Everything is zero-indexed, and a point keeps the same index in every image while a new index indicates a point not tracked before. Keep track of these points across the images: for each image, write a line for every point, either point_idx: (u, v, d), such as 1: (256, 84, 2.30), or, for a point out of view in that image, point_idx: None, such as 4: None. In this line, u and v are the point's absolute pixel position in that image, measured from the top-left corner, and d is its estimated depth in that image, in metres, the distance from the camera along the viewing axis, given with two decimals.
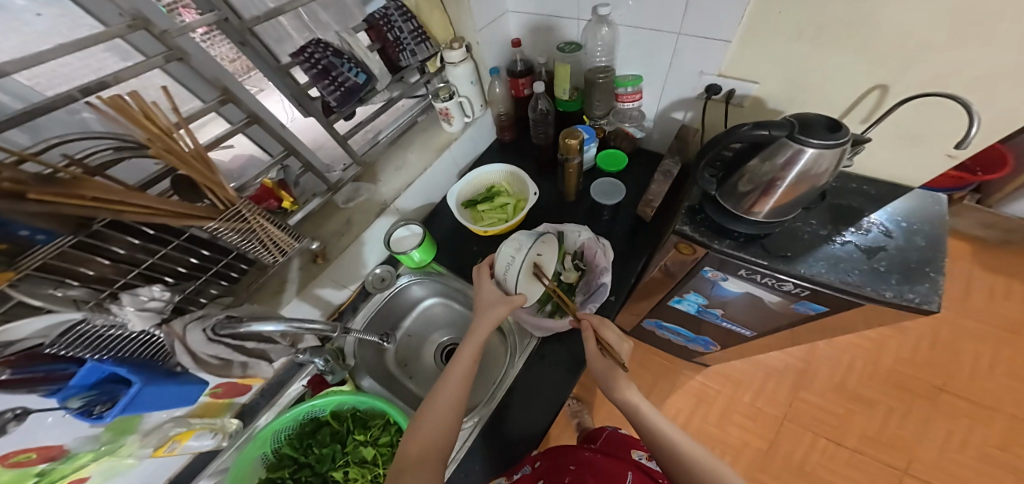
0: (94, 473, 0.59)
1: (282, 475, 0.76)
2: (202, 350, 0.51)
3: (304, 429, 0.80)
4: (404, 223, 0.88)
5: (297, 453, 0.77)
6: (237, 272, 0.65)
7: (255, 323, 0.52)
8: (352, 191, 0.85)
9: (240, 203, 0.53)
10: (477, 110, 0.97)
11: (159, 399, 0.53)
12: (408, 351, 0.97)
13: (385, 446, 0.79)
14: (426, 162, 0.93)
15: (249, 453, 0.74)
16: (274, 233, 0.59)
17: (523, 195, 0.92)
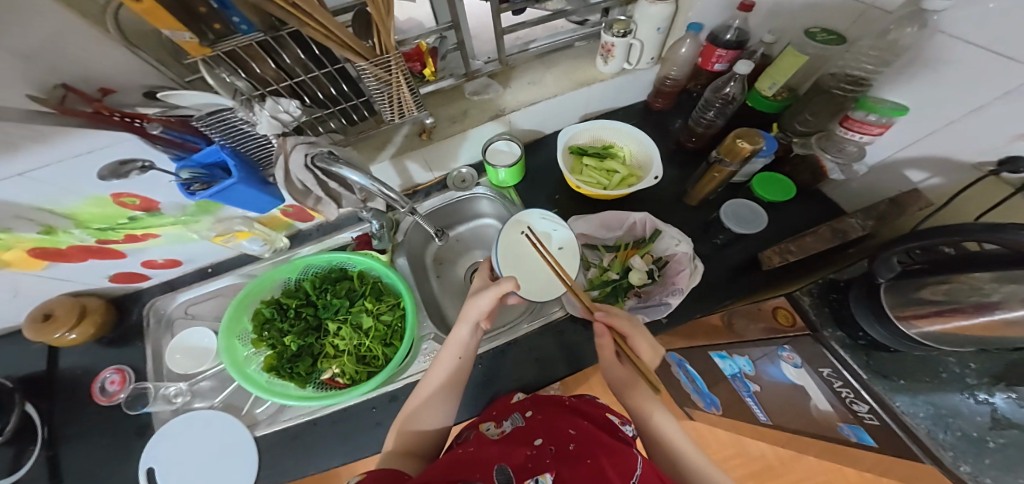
0: (163, 234, 0.65)
1: (290, 303, 0.76)
2: (294, 175, 0.55)
3: (330, 273, 0.81)
4: (509, 137, 0.80)
5: (313, 292, 0.78)
6: (357, 116, 0.68)
7: (346, 167, 0.56)
8: (483, 85, 0.80)
9: (392, 54, 0.51)
10: (645, 61, 0.78)
11: (248, 200, 0.58)
12: (448, 255, 0.95)
13: (384, 325, 0.78)
14: (559, 90, 0.78)
15: (285, 269, 0.79)
16: (405, 95, 0.61)
17: (639, 172, 0.75)
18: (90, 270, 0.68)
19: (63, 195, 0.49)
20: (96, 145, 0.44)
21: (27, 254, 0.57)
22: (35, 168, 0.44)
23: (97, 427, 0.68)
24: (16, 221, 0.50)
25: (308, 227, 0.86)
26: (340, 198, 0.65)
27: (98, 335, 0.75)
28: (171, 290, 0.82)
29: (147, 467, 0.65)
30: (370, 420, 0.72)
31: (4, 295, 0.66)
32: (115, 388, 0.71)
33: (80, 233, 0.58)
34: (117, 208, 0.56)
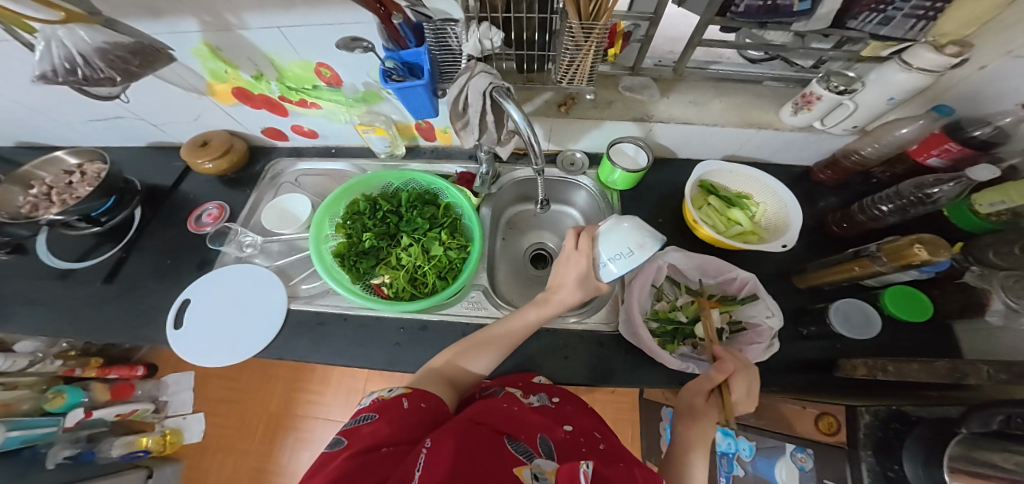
0: (323, 107, 0.73)
1: (380, 205, 0.76)
2: (462, 95, 0.53)
3: (422, 194, 0.80)
4: (640, 144, 0.67)
5: (402, 205, 0.78)
6: (530, 68, 0.62)
7: (514, 105, 0.50)
8: (640, 85, 0.67)
9: (603, 23, 0.42)
10: (839, 128, 0.61)
11: (422, 104, 0.58)
12: (522, 223, 0.93)
13: (447, 259, 0.76)
14: (720, 123, 0.63)
15: (390, 174, 0.80)
16: (586, 66, 0.51)
17: (764, 234, 0.65)
18: (256, 119, 0.77)
19: (289, 54, 0.61)
20: (342, 25, 0.53)
21: (230, 91, 0.70)
22: (289, 29, 0.55)
23: (165, 245, 0.74)
24: (246, 61, 0.63)
25: (424, 146, 0.86)
26: (481, 135, 0.59)
27: (226, 173, 0.80)
28: (293, 157, 0.85)
29: (184, 297, 0.68)
30: (392, 338, 0.70)
31: (188, 115, 0.76)
32: (208, 220, 0.75)
33: (273, 85, 0.68)
34: (312, 74, 0.65)
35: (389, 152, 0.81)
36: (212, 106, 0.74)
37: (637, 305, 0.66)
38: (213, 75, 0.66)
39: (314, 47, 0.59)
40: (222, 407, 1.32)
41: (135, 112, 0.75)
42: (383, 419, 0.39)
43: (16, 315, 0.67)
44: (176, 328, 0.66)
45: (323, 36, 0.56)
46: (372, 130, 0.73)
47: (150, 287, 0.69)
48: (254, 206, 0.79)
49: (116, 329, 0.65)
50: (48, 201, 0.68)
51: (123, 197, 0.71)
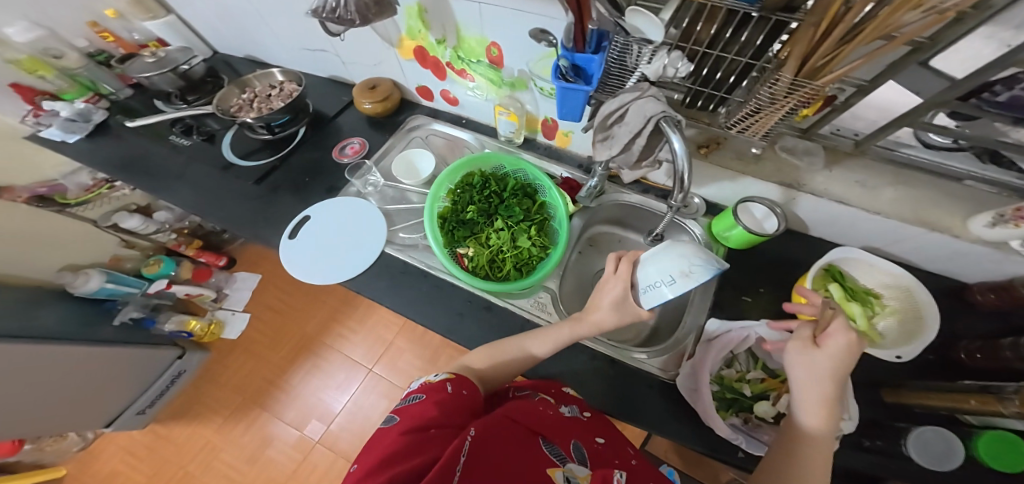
0: (474, 81, 0.82)
1: (488, 184, 0.81)
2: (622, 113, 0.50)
3: (525, 186, 0.83)
4: (772, 209, 0.66)
5: (505, 190, 0.82)
6: (701, 105, 0.56)
7: (678, 136, 0.45)
8: (805, 150, 0.66)
9: (820, 84, 0.36)
10: None
11: (576, 108, 0.59)
12: (603, 241, 0.92)
13: (528, 254, 0.77)
14: (885, 213, 0.60)
15: (505, 158, 0.83)
16: (768, 120, 0.47)
17: (878, 339, 0.61)
18: (419, 76, 0.89)
19: (474, 28, 0.70)
20: (531, 18, 0.61)
21: (413, 49, 0.82)
22: (487, 7, 0.64)
23: (303, 167, 0.87)
24: (440, 27, 0.73)
25: (541, 142, 0.90)
26: (620, 157, 0.55)
27: (375, 116, 0.95)
28: (429, 116, 0.96)
29: (306, 213, 0.80)
30: (457, 306, 0.72)
31: (371, 62, 0.91)
32: (348, 152, 0.89)
33: (448, 51, 0.78)
34: (481, 48, 0.74)
35: (508, 138, 0.88)
36: (391, 56, 0.87)
37: (712, 362, 0.63)
38: (409, 32, 0.78)
39: (499, 27, 0.67)
40: (266, 315, 1.42)
41: (338, 50, 0.92)
42: (428, 400, 0.40)
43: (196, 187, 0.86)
44: (291, 239, 0.77)
45: (511, 21, 0.64)
46: (507, 113, 0.81)
47: (285, 198, 0.82)
48: (388, 152, 0.89)
49: (252, 221, 0.79)
50: (251, 108, 0.90)
51: (295, 117, 0.89)
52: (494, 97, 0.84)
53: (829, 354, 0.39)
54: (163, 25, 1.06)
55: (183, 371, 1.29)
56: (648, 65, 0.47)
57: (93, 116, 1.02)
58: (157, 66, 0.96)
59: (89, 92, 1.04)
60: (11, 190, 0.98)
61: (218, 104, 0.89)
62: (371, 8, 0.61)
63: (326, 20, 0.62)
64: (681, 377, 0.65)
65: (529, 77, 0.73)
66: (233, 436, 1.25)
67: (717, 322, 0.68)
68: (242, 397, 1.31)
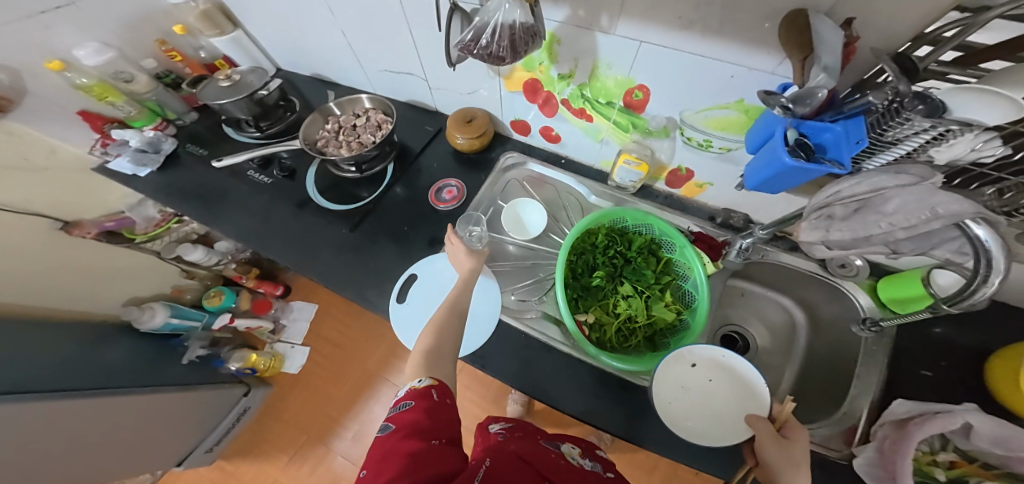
0: (596, 123, 0.70)
1: (613, 242, 0.73)
2: (888, 197, 0.37)
3: (650, 243, 0.75)
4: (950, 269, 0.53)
5: (630, 248, 0.73)
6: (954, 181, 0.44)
7: (990, 231, 0.33)
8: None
9: None
10: None
11: (782, 183, 0.45)
12: (726, 300, 0.79)
13: (663, 324, 0.69)
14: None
15: (630, 213, 0.73)
16: None
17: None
18: (522, 110, 0.74)
19: (621, 67, 0.58)
20: (719, 60, 0.48)
21: (524, 80, 0.67)
22: (655, 46, 0.51)
23: (396, 212, 0.72)
24: (573, 58, 0.59)
25: (659, 188, 0.78)
26: (850, 243, 0.42)
27: (467, 151, 0.79)
28: (522, 150, 0.83)
29: (412, 271, 0.67)
30: (589, 386, 0.63)
31: (464, 89, 0.75)
32: (446, 197, 0.74)
33: (570, 88, 0.65)
34: (621, 91, 0.62)
35: (626, 186, 0.76)
36: (489, 89, 0.73)
37: (923, 438, 0.49)
38: (526, 62, 0.64)
39: (660, 68, 0.54)
40: (325, 349, 1.37)
41: (426, 73, 0.75)
42: (417, 409, 0.40)
43: (271, 230, 0.71)
44: (400, 302, 0.65)
45: (683, 64, 0.51)
46: (634, 162, 0.69)
47: (381, 247, 0.69)
48: (489, 195, 0.77)
49: (348, 280, 0.66)
50: (337, 142, 0.74)
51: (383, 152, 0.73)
52: (615, 140, 0.71)
53: (802, 447, 0.45)
54: (229, 41, 0.94)
55: (248, 407, 1.24)
56: (933, 147, 0.35)
57: (162, 145, 0.92)
58: (232, 92, 0.82)
59: (158, 118, 0.95)
60: (81, 225, 0.93)
61: (303, 139, 0.73)
62: (525, 39, 0.47)
63: (474, 56, 0.50)
64: (861, 460, 0.53)
65: (679, 125, 0.62)
66: (299, 476, 1.20)
67: (908, 404, 0.54)
68: (305, 432, 1.26)
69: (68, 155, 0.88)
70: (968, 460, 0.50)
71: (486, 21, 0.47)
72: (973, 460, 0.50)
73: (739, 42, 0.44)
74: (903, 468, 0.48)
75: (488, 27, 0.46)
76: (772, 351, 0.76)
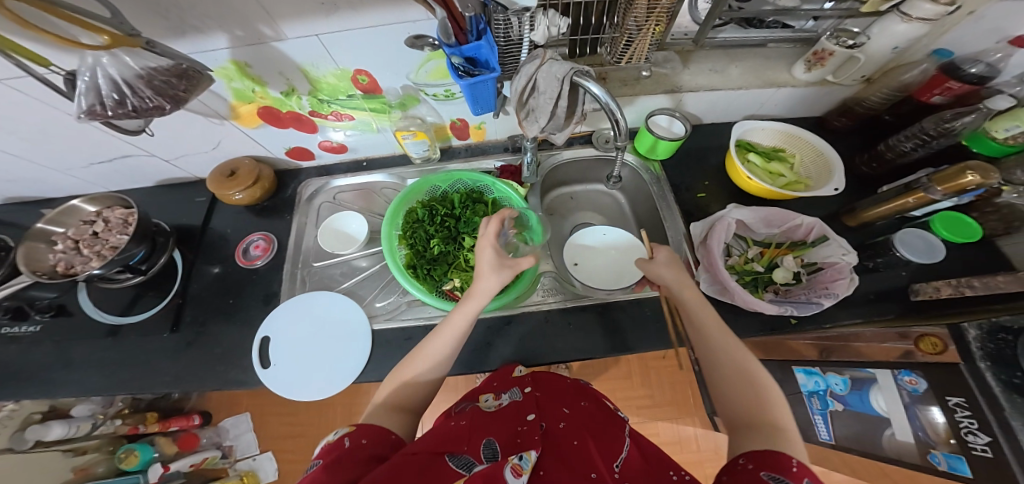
0: (355, 118, 0.71)
1: (436, 209, 0.77)
2: (537, 79, 0.49)
3: (470, 194, 0.80)
4: (674, 114, 0.66)
5: (455, 207, 0.77)
6: (581, 52, 0.59)
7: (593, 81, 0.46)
8: (663, 59, 0.65)
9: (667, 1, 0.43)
10: (849, 80, 0.63)
11: (487, 95, 0.56)
12: (560, 208, 0.88)
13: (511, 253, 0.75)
14: (745, 86, 0.63)
15: (439, 180, 0.79)
16: (643, 44, 0.53)
17: (810, 182, 0.64)
18: (285, 140, 0.73)
19: (325, 63, 0.59)
20: (374, 22, 0.53)
21: (257, 111, 0.65)
22: (329, 34, 0.54)
23: (218, 290, 0.72)
24: (276, 74, 0.59)
25: (456, 145, 0.85)
26: (552, 120, 0.53)
27: (258, 201, 0.76)
28: (321, 174, 0.83)
29: (263, 334, 0.69)
30: (463, 342, 0.68)
31: (205, 145, 0.70)
32: (257, 253, 0.74)
33: (305, 99, 0.65)
34: (346, 83, 0.64)
35: (426, 156, 0.80)
36: (228, 130, 0.68)
37: (718, 246, 0.60)
38: (237, 96, 0.61)
39: (348, 46, 0.56)
40: (284, 442, 1.31)
41: (146, 148, 0.68)
42: (317, 469, 0.31)
43: (92, 375, 0.65)
44: (266, 368, 0.67)
45: (355, 35, 0.54)
46: (411, 134, 0.72)
47: (219, 330, 0.69)
48: (302, 229, 0.77)
49: (199, 375, 0.65)
50: (83, 256, 0.63)
51: (163, 242, 0.68)
52: (387, 124, 0.74)
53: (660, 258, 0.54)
54: None
55: None
56: (530, 33, 0.49)
57: None
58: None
59: None
60: None
61: (31, 271, 0.58)
62: (167, 79, 0.42)
63: (115, 117, 0.42)
64: (703, 284, 0.61)
65: (418, 89, 0.67)
66: None
67: (701, 223, 0.65)
68: None
69: None
70: (769, 245, 0.64)
71: (94, 74, 0.39)
72: (772, 246, 0.64)
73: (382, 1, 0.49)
74: (721, 271, 0.58)
75: (100, 80, 0.39)
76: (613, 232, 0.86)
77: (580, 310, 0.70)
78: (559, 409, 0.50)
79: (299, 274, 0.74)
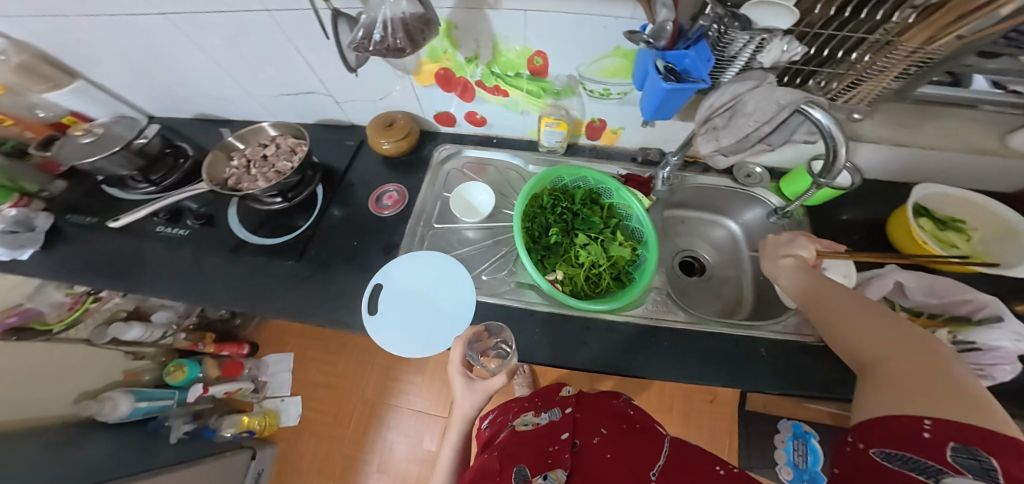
0: (509, 97, 0.74)
1: (558, 200, 0.78)
2: (744, 97, 0.45)
3: (590, 193, 0.81)
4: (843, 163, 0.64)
5: (575, 202, 0.78)
6: (788, 82, 0.59)
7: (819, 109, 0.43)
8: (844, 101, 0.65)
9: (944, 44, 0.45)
10: None
11: (672, 105, 0.52)
12: (672, 229, 0.87)
13: (622, 260, 0.75)
14: (942, 147, 0.64)
15: (568, 172, 0.79)
16: (880, 83, 0.56)
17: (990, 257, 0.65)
18: (440, 101, 0.78)
19: (514, 39, 0.62)
20: (583, 9, 0.53)
21: (436, 71, 0.70)
22: (536, 12, 0.56)
23: (347, 229, 0.75)
24: (472, 34, 0.62)
25: (584, 144, 0.85)
26: (738, 146, 0.48)
27: (397, 155, 0.84)
28: (453, 141, 0.88)
29: (376, 282, 0.70)
30: (578, 337, 0.68)
31: (375, 95, 0.78)
32: (388, 203, 0.78)
33: (480, 68, 0.68)
34: (522, 60, 0.66)
35: (553, 147, 0.81)
36: (405, 85, 0.75)
37: None
38: (429, 54, 0.67)
39: (541, 32, 0.59)
40: (320, 392, 1.35)
41: (329, 89, 0.76)
42: None
43: (221, 284, 0.68)
44: (372, 314, 0.68)
45: (555, 21, 0.57)
46: (555, 122, 0.73)
47: (340, 268, 0.71)
48: (431, 191, 0.81)
49: (314, 307, 0.67)
50: (252, 175, 0.70)
51: (309, 176, 0.73)
52: (533, 108, 0.75)
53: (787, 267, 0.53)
54: (73, 93, 0.81)
55: (261, 470, 1.21)
56: (759, 55, 0.47)
57: (37, 221, 0.74)
58: (98, 148, 0.68)
59: (15, 194, 0.75)
60: None
61: (210, 180, 0.67)
62: (419, 27, 0.51)
63: (371, 53, 0.53)
64: None
65: (579, 80, 0.67)
66: None
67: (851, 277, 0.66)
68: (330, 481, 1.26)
69: None
70: (918, 314, 0.63)
71: (376, 16, 0.49)
72: (921, 314, 0.63)
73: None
74: None
75: (378, 22, 0.49)
76: (720, 264, 0.86)
77: (693, 334, 0.68)
78: (598, 427, 0.51)
79: (419, 234, 0.77)
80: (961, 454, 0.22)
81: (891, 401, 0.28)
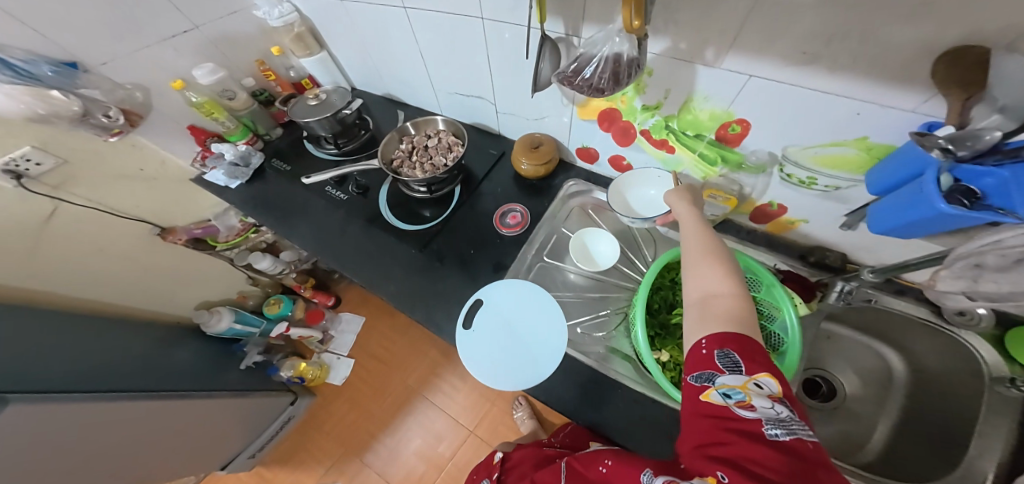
0: (673, 154, 0.68)
1: None
2: None
3: None
4: None
5: None
6: None
7: None
8: None
9: None
10: None
11: (934, 225, 0.42)
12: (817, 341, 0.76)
13: None
14: None
15: None
16: None
17: None
18: (594, 137, 0.75)
19: (716, 101, 0.54)
20: (824, 91, 0.44)
21: (607, 110, 0.67)
22: (765, 79, 0.47)
23: (467, 234, 0.78)
24: (669, 82, 0.56)
25: (739, 220, 0.77)
26: None
27: (532, 178, 0.84)
28: (591, 177, 0.85)
29: (477, 296, 0.69)
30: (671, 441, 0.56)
31: (534, 117, 0.81)
32: (514, 222, 0.78)
33: (655, 118, 0.63)
34: (712, 124, 0.58)
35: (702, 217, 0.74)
36: (567, 114, 0.74)
37: None
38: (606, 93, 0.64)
39: (754, 101, 0.51)
40: (369, 363, 1.40)
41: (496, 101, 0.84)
42: None
43: (349, 251, 0.79)
44: (466, 329, 0.67)
45: (781, 95, 0.48)
46: None
47: (453, 269, 0.74)
48: (554, 220, 0.79)
49: (418, 300, 0.71)
50: (412, 162, 0.83)
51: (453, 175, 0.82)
52: (698, 172, 0.68)
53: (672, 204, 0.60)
54: (316, 61, 1.06)
55: (293, 415, 1.26)
56: None
57: (251, 159, 1.01)
58: (318, 111, 0.93)
59: (249, 133, 1.04)
60: (175, 231, 1.05)
61: (383, 157, 0.82)
62: (629, 71, 0.47)
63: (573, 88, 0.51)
64: None
65: (778, 159, 0.58)
66: None
67: None
68: (343, 448, 1.28)
69: (173, 168, 0.99)
70: None
71: (595, 53, 0.48)
72: None
73: (875, 75, 0.39)
74: None
75: (595, 58, 0.48)
76: (862, 398, 0.73)
77: None
78: None
79: (532, 262, 0.75)
80: (725, 355, 0.38)
81: (701, 324, 0.42)
